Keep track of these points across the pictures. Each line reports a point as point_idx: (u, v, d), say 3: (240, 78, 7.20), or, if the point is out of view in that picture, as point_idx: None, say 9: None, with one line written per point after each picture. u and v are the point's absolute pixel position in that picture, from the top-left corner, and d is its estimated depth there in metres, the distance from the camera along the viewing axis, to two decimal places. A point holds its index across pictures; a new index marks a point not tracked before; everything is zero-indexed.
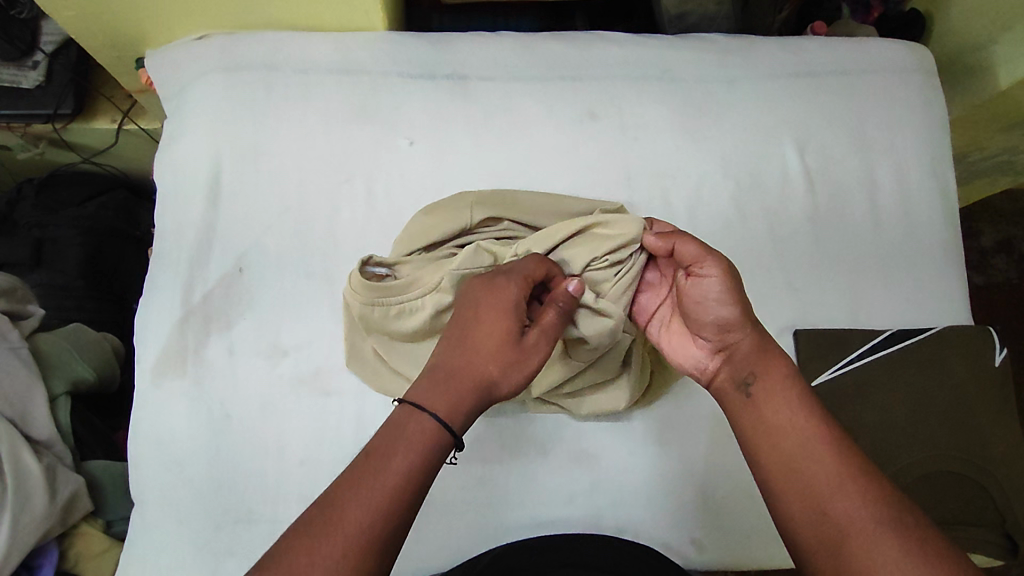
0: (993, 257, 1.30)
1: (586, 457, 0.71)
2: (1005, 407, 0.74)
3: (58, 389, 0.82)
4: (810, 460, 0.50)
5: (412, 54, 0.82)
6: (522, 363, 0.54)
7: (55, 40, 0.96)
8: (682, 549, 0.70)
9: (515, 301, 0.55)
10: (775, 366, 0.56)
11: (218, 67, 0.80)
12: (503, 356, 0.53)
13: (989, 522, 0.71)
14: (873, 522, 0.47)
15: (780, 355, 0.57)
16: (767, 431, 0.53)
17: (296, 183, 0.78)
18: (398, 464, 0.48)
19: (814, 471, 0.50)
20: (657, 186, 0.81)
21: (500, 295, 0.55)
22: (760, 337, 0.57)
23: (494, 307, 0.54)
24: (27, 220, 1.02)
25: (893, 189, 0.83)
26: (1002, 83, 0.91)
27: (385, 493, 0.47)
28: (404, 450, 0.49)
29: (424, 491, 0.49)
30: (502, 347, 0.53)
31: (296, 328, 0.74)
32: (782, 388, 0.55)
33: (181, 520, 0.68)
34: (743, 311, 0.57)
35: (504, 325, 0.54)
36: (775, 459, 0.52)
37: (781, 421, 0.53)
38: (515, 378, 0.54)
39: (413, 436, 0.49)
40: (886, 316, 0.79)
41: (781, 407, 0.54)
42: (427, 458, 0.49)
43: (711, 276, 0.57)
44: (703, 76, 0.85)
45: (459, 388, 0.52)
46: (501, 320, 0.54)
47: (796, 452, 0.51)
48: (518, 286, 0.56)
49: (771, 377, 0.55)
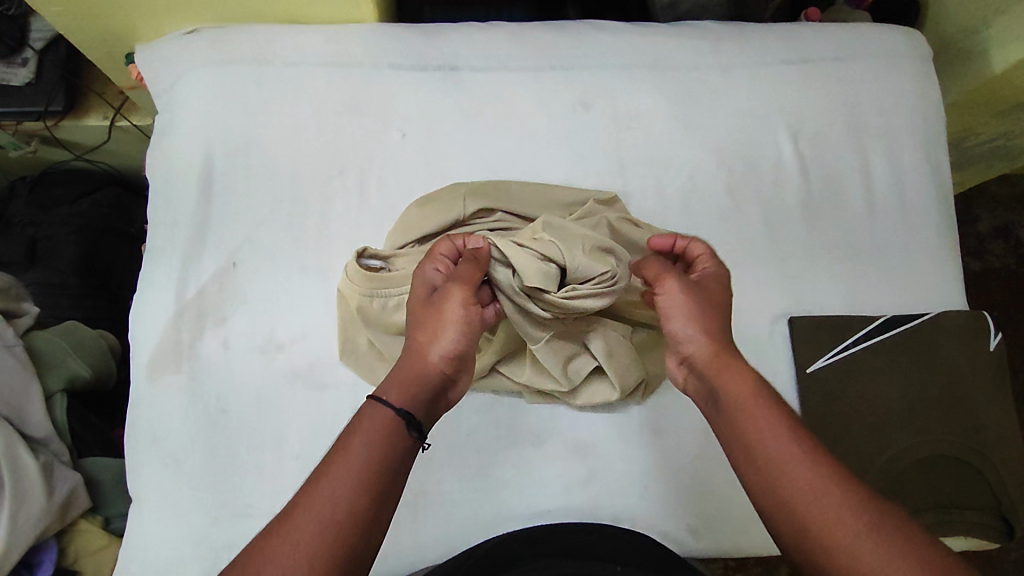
0: (991, 243, 1.30)
1: (583, 446, 0.72)
2: (998, 390, 0.74)
3: (53, 388, 0.82)
4: (784, 467, 0.49)
5: (403, 45, 0.82)
6: (441, 318, 0.57)
7: (43, 37, 0.96)
8: (680, 537, 0.70)
9: (430, 279, 0.61)
10: (740, 377, 0.55)
11: (209, 61, 0.80)
12: (422, 318, 0.58)
13: (984, 506, 0.71)
14: (846, 529, 0.46)
15: (744, 364, 0.56)
16: (746, 436, 0.52)
17: (288, 176, 0.78)
18: (353, 452, 0.48)
19: (792, 477, 0.49)
20: (649, 175, 0.80)
21: (420, 281, 0.62)
22: (716, 349, 0.57)
23: (414, 292, 0.61)
24: (22, 218, 1.03)
25: (887, 175, 0.83)
26: (995, 67, 0.90)
27: (339, 482, 0.47)
28: (358, 439, 0.49)
29: (383, 479, 0.48)
30: (423, 319, 0.58)
31: (291, 322, 0.74)
32: (749, 399, 0.53)
33: (178, 514, 0.68)
34: (698, 325, 0.58)
35: (419, 296, 0.60)
36: (755, 467, 0.51)
37: (756, 423, 0.52)
38: (440, 335, 0.56)
39: (368, 424, 0.50)
40: (881, 303, 0.79)
41: (750, 417, 0.53)
42: (378, 444, 0.49)
43: (669, 293, 0.61)
44: (696, 64, 0.84)
45: (399, 372, 0.55)
46: (419, 298, 0.60)
47: (771, 456, 0.50)
48: (431, 266, 0.62)
49: (735, 387, 0.54)
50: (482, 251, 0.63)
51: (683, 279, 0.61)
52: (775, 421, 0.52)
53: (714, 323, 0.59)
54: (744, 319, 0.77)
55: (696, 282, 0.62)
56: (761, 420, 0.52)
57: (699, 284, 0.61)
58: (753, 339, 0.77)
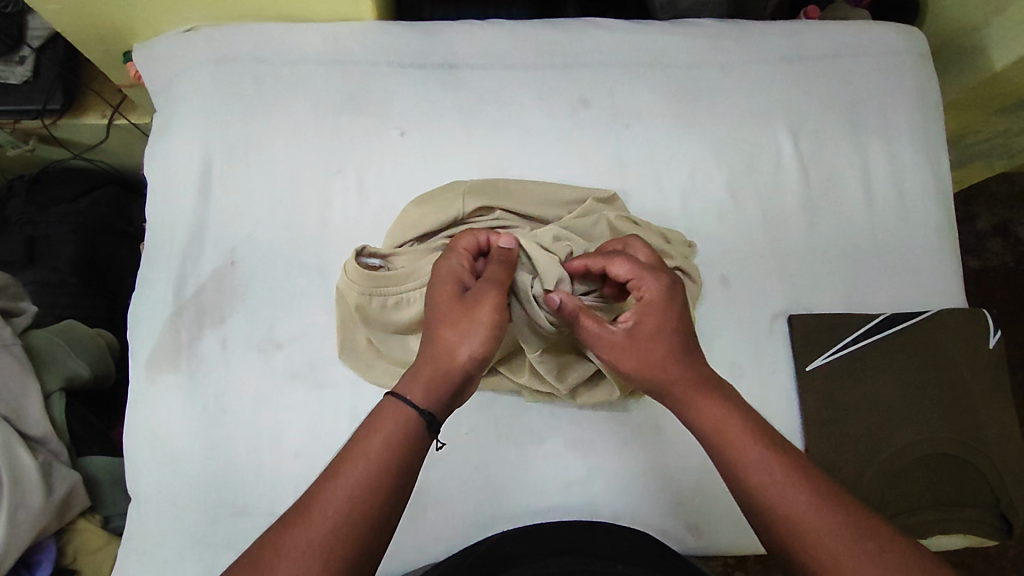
0: (989, 241, 1.30)
1: (583, 444, 0.72)
2: (998, 389, 0.74)
3: (52, 387, 0.82)
4: (777, 504, 0.49)
5: (401, 43, 0.81)
6: (471, 318, 0.54)
7: (40, 35, 0.95)
8: (679, 535, 0.71)
9: (456, 274, 0.59)
10: (709, 412, 0.54)
11: (207, 59, 0.79)
12: (449, 316, 0.55)
13: (983, 503, 0.71)
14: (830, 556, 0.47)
15: (718, 397, 0.55)
16: (736, 476, 0.52)
17: (286, 175, 0.78)
18: (368, 450, 0.48)
19: (778, 511, 0.49)
20: (649, 173, 0.80)
21: (444, 274, 0.59)
22: (671, 401, 0.56)
23: (440, 287, 0.58)
24: (19, 218, 1.03)
25: (886, 173, 0.83)
26: (995, 65, 0.90)
27: (354, 480, 0.47)
28: (375, 436, 0.49)
29: (397, 479, 0.48)
30: (453, 317, 0.55)
31: (290, 321, 0.74)
32: (726, 430, 0.53)
33: (177, 513, 0.68)
34: (643, 382, 0.57)
35: (446, 291, 0.57)
36: (751, 507, 0.51)
37: (742, 461, 0.51)
38: (467, 337, 0.54)
39: (388, 421, 0.50)
40: (880, 301, 0.79)
41: (730, 445, 0.52)
42: (393, 443, 0.49)
43: (605, 355, 0.58)
44: (695, 62, 0.84)
45: (421, 369, 0.53)
46: (448, 293, 0.57)
47: (765, 495, 0.50)
48: (458, 261, 0.60)
49: (707, 424, 0.54)
50: (512, 253, 0.62)
51: (615, 338, 0.57)
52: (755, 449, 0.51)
53: (663, 372, 0.56)
54: (744, 317, 0.77)
55: (629, 329, 0.57)
56: (740, 448, 0.52)
57: (631, 333, 0.57)
58: (753, 337, 0.77)
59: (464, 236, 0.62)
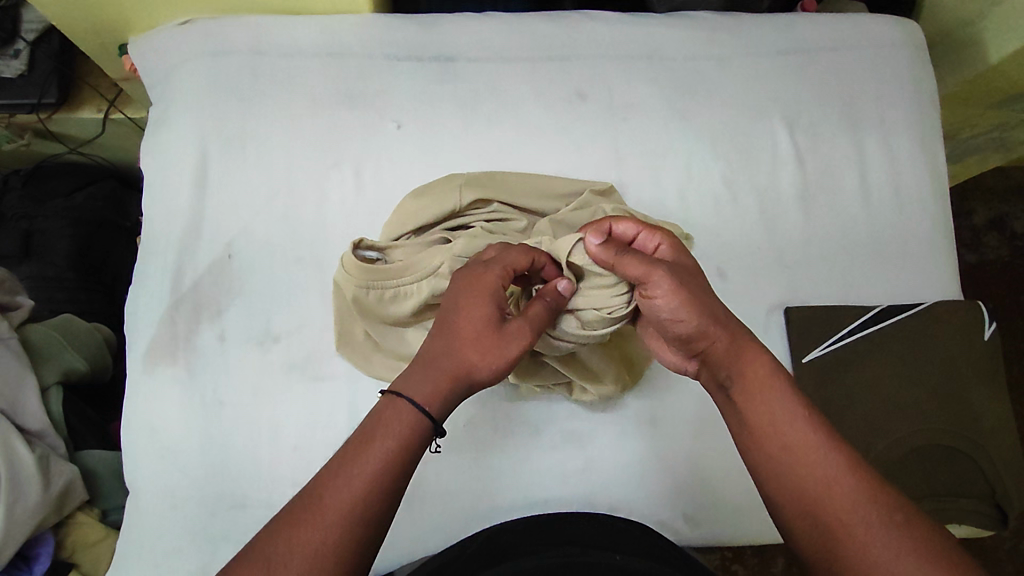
0: (985, 235, 1.30)
1: (579, 437, 0.72)
2: (995, 377, 0.75)
3: (50, 380, 0.82)
4: (801, 458, 0.50)
5: (398, 36, 0.81)
6: (500, 350, 0.53)
7: (35, 29, 0.95)
8: (676, 526, 0.71)
9: (497, 287, 0.55)
10: (758, 365, 0.54)
11: (203, 52, 0.79)
12: (481, 341, 0.53)
13: (979, 493, 0.72)
14: (860, 523, 0.47)
15: (760, 347, 0.55)
16: (764, 431, 0.52)
17: (284, 168, 0.78)
18: (377, 453, 0.48)
19: (810, 473, 0.49)
20: (647, 166, 0.80)
21: (485, 283, 0.55)
22: (730, 336, 0.54)
23: (474, 294, 0.54)
24: (16, 212, 1.03)
25: (883, 166, 0.83)
26: (992, 58, 0.90)
27: (364, 481, 0.47)
28: (385, 438, 0.48)
29: (403, 479, 0.48)
30: (480, 335, 0.53)
31: (287, 313, 0.74)
32: (761, 386, 0.53)
33: (175, 505, 0.69)
34: (709, 315, 0.54)
35: (485, 312, 0.53)
36: (772, 454, 0.51)
37: (769, 420, 0.52)
38: (493, 366, 0.53)
39: (393, 425, 0.49)
40: (876, 294, 0.79)
41: (765, 406, 0.52)
42: (404, 445, 0.49)
43: (663, 293, 0.54)
44: (693, 54, 0.84)
45: (431, 373, 0.52)
46: (482, 305, 0.54)
47: (794, 447, 0.50)
48: (500, 273, 0.56)
49: (751, 380, 0.53)
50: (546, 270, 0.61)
51: (670, 270, 0.54)
52: (791, 412, 0.51)
53: (719, 317, 0.54)
54: (742, 310, 0.77)
55: (677, 266, 0.56)
56: (774, 408, 0.52)
57: (682, 270, 0.56)
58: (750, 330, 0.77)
59: (514, 256, 0.58)
